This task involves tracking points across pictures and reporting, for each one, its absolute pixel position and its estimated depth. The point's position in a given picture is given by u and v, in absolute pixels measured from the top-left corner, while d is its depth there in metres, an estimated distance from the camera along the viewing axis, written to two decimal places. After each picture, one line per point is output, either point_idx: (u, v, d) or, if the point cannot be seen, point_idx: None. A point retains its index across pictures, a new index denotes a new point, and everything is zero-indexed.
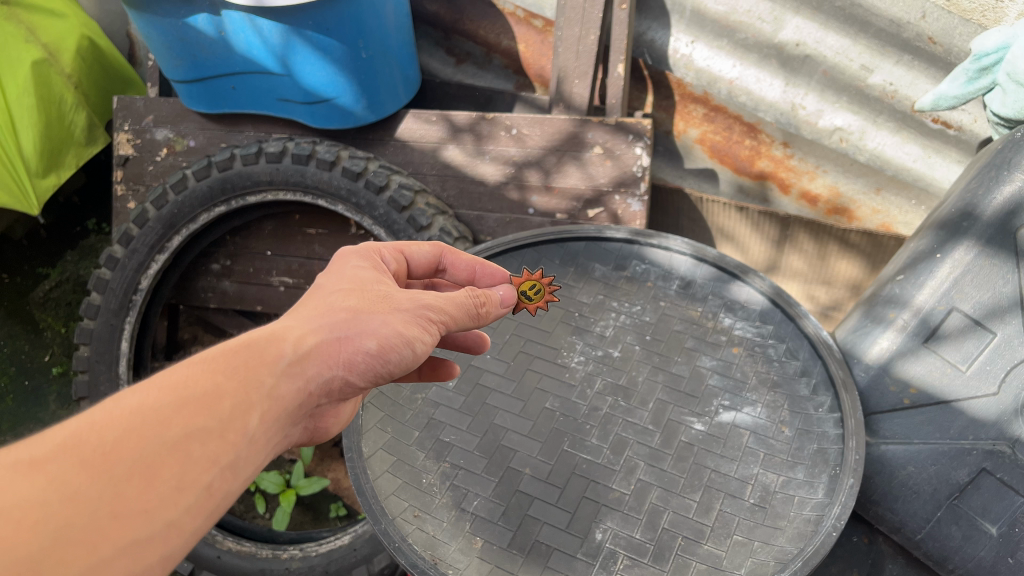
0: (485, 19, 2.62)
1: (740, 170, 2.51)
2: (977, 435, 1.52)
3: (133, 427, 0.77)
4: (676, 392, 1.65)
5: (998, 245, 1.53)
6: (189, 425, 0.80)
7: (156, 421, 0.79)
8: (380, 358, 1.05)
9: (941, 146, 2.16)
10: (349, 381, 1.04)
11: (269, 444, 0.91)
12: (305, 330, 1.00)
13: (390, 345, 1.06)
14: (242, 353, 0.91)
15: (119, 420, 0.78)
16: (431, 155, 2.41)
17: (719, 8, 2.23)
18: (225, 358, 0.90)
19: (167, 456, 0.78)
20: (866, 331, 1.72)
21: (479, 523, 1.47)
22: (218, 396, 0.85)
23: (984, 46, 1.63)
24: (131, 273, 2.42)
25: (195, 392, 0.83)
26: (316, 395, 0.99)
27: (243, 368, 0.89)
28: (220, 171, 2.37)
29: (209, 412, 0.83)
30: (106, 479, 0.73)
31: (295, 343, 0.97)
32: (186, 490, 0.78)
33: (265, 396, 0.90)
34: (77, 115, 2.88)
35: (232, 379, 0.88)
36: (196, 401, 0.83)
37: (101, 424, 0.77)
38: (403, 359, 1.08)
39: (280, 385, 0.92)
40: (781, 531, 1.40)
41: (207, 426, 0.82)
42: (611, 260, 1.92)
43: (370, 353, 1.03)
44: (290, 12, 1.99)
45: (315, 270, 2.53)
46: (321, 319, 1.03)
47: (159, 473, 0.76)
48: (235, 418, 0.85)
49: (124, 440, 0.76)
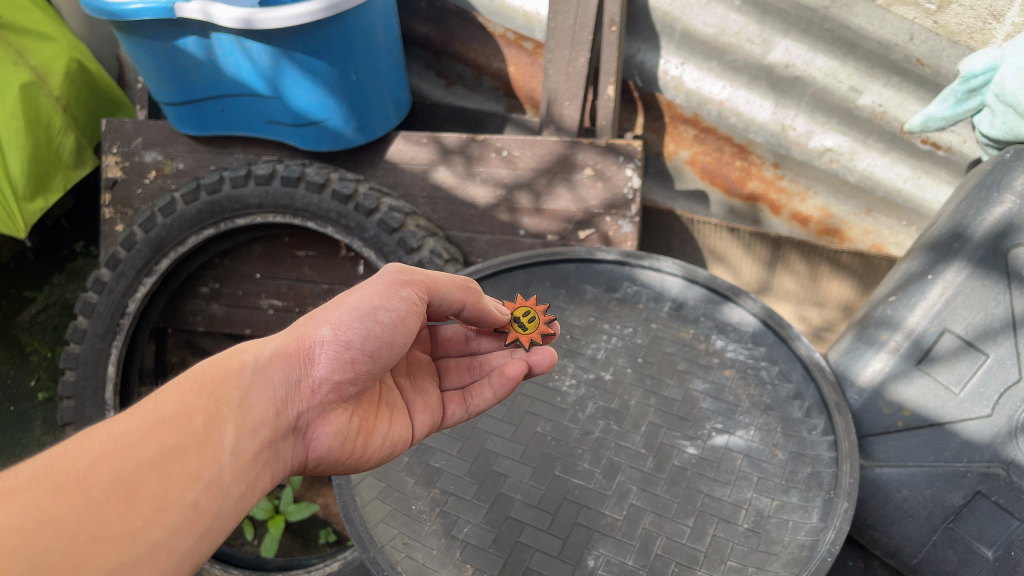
0: (475, 42, 2.62)
1: (731, 192, 2.51)
2: (971, 457, 1.51)
3: (110, 452, 0.90)
4: (669, 415, 1.63)
5: (989, 266, 1.54)
6: (163, 444, 0.94)
7: (131, 444, 0.92)
8: (339, 342, 1.14)
9: (931, 166, 2.16)
10: (320, 378, 1.13)
11: (251, 459, 1.03)
12: (265, 344, 1.14)
13: (350, 325, 1.15)
14: (207, 374, 1.05)
15: (96, 447, 0.91)
16: (421, 177, 2.40)
17: (708, 30, 2.24)
18: (192, 382, 1.04)
19: (143, 474, 0.90)
20: (859, 353, 1.70)
21: (470, 550, 1.45)
22: (188, 415, 0.98)
23: (972, 68, 1.63)
24: (118, 296, 2.39)
25: (165, 415, 0.97)
26: (292, 403, 1.11)
27: (208, 387, 1.03)
28: (209, 195, 2.36)
29: (180, 430, 0.96)
30: (86, 501, 0.85)
31: (256, 357, 1.11)
32: (171, 508, 0.90)
33: (235, 409, 1.03)
34: (65, 138, 2.87)
35: (199, 398, 1.01)
36: (166, 422, 0.96)
37: (78, 452, 0.89)
38: (370, 334, 1.16)
39: (247, 397, 1.06)
40: (776, 557, 1.39)
41: (181, 443, 0.95)
42: (602, 282, 1.91)
43: (327, 341, 1.14)
44: (279, 34, 1.99)
45: (305, 293, 2.52)
46: (283, 332, 1.17)
47: (138, 492, 0.89)
48: (207, 433, 0.98)
49: (100, 464, 0.89)
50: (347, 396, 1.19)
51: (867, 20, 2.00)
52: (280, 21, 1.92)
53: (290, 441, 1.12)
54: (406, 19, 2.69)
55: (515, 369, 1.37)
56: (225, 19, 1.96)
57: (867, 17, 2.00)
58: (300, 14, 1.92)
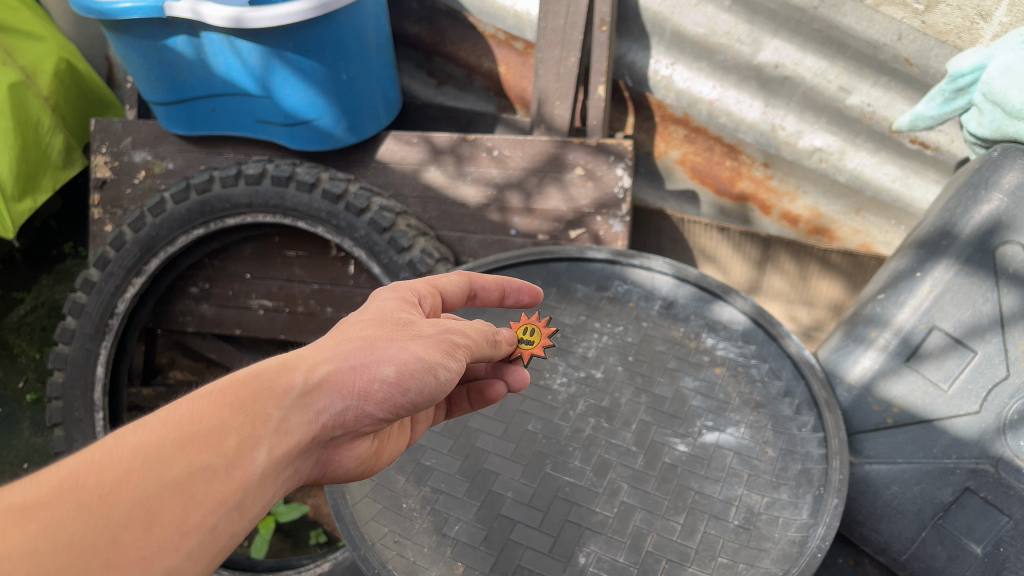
0: (466, 42, 2.63)
1: (721, 191, 2.51)
2: (960, 453, 1.52)
3: (135, 466, 0.77)
4: (660, 413, 1.63)
5: (977, 264, 1.56)
6: (192, 463, 0.79)
7: (157, 460, 0.78)
8: (398, 387, 0.99)
9: (919, 166, 2.18)
10: (366, 412, 0.99)
11: (276, 481, 0.89)
12: (318, 358, 0.97)
13: (410, 371, 1.00)
14: (250, 384, 0.89)
15: (122, 457, 0.77)
16: (412, 177, 2.40)
17: (698, 30, 2.24)
18: (234, 389, 0.88)
19: (168, 497, 0.77)
20: (848, 351, 1.70)
21: (461, 548, 1.45)
22: (223, 432, 0.83)
23: (960, 67, 1.64)
24: (107, 296, 2.38)
25: (200, 427, 0.82)
26: (328, 429, 0.95)
27: (247, 403, 0.87)
28: (199, 194, 2.35)
29: (213, 448, 0.82)
30: (102, 526, 0.72)
31: (308, 373, 0.94)
32: (188, 533, 0.77)
33: (275, 431, 0.87)
34: (53, 138, 2.86)
35: (238, 414, 0.85)
36: (200, 437, 0.82)
37: (99, 465, 0.76)
38: (426, 387, 1.02)
39: (290, 418, 0.89)
40: (767, 553, 1.39)
41: (211, 464, 0.81)
42: (593, 280, 1.91)
43: (388, 382, 0.98)
44: (270, 34, 1.99)
45: (295, 293, 2.51)
46: (336, 348, 0.99)
47: (159, 516, 0.75)
48: (240, 455, 0.83)
49: (123, 482, 0.75)
50: (377, 426, 1.05)
51: (856, 20, 2.02)
52: (271, 21, 1.92)
53: (311, 461, 0.97)
54: (397, 19, 2.69)
55: (496, 393, 1.35)
56: (215, 19, 1.95)
57: (855, 18, 2.01)
58: (290, 13, 1.92)
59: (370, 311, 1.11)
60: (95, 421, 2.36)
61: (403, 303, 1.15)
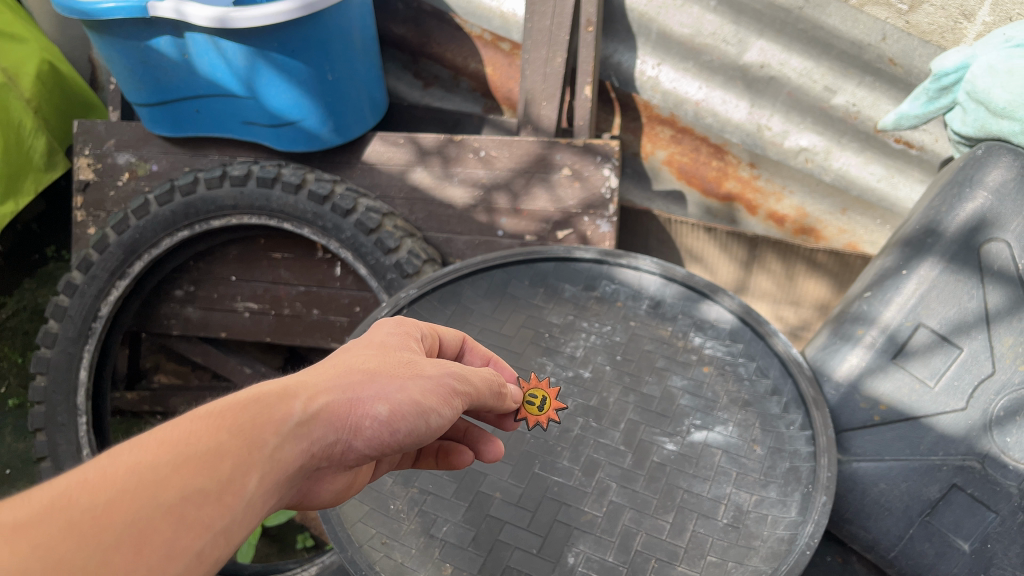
0: (452, 42, 2.62)
1: (707, 192, 2.52)
2: (947, 450, 1.52)
3: (128, 487, 0.69)
4: (648, 412, 1.63)
5: (962, 261, 1.57)
6: (186, 486, 0.72)
7: (151, 481, 0.70)
8: (392, 426, 0.94)
9: (904, 165, 2.19)
10: (357, 448, 0.93)
11: (266, 511, 0.81)
12: (318, 385, 0.90)
13: (405, 413, 0.96)
14: (250, 406, 0.81)
15: (114, 477, 0.70)
16: (398, 178, 2.39)
17: (684, 30, 2.25)
18: (232, 410, 0.80)
19: (160, 520, 0.69)
20: (836, 349, 1.69)
21: (449, 549, 1.44)
22: (219, 455, 0.76)
23: (944, 66, 1.65)
24: (90, 299, 2.35)
25: (197, 448, 0.75)
26: (318, 461, 0.88)
27: (247, 426, 0.79)
28: (184, 196, 2.33)
29: (208, 471, 0.74)
30: (90, 548, 0.65)
31: (308, 401, 0.87)
32: (174, 561, 0.70)
33: (269, 457, 0.80)
34: (36, 140, 2.82)
35: (237, 437, 0.78)
36: (195, 459, 0.74)
37: (90, 484, 0.68)
38: (415, 430, 0.98)
39: (286, 447, 0.82)
40: (755, 551, 1.39)
41: (205, 488, 0.73)
42: (581, 280, 1.91)
43: (381, 420, 0.93)
44: (254, 34, 1.98)
45: (281, 295, 2.50)
46: (337, 378, 0.93)
47: (148, 539, 0.68)
48: (234, 480, 0.76)
49: (115, 503, 0.68)
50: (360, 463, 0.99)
51: (840, 20, 2.03)
52: (256, 21, 1.91)
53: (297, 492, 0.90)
54: (383, 20, 2.68)
55: (462, 462, 1.32)
56: (199, 18, 1.94)
57: (840, 18, 2.03)
58: (275, 13, 1.91)
59: (369, 345, 1.06)
60: (78, 425, 2.33)
61: (403, 342, 1.11)
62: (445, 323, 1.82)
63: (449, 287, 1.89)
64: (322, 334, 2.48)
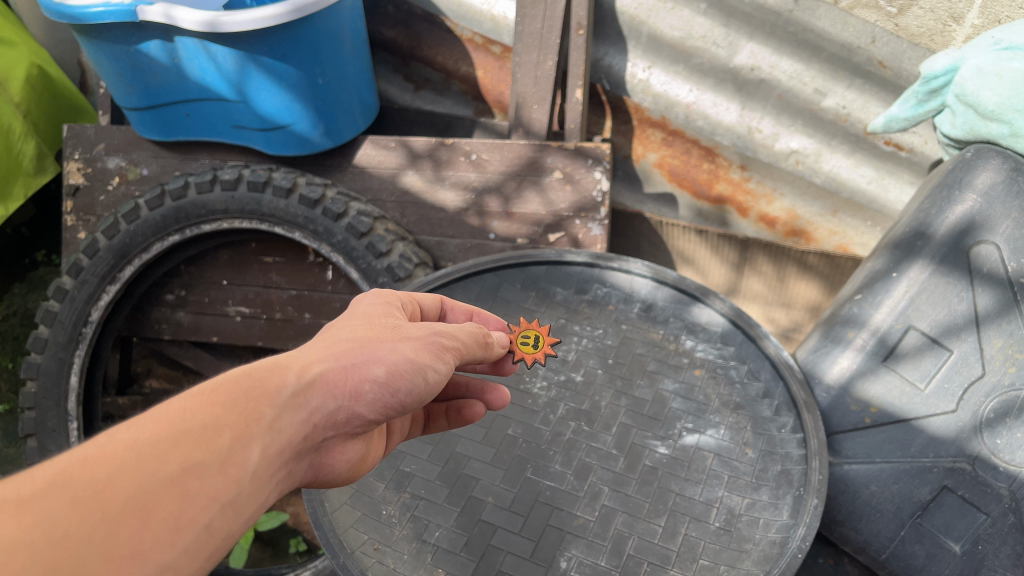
0: (443, 45, 2.62)
1: (698, 195, 2.51)
2: (937, 452, 1.53)
3: (128, 461, 0.67)
4: (639, 415, 1.63)
5: (951, 264, 1.57)
6: (188, 458, 0.70)
7: (151, 454, 0.68)
8: (386, 387, 0.94)
9: (893, 167, 2.20)
10: (356, 414, 0.92)
11: (270, 483, 0.79)
12: (308, 358, 0.89)
13: (399, 372, 0.96)
14: (243, 382, 0.80)
15: (113, 453, 0.68)
16: (390, 181, 2.39)
17: (675, 33, 2.25)
18: (226, 386, 0.79)
19: (165, 493, 0.68)
20: (826, 351, 1.70)
21: (442, 554, 1.43)
22: (217, 428, 0.74)
23: (932, 68, 1.66)
24: (81, 304, 2.34)
25: (194, 423, 0.73)
26: (319, 431, 0.87)
27: (244, 398, 0.78)
28: (174, 200, 2.33)
29: (208, 444, 0.73)
30: (98, 521, 0.63)
31: (300, 372, 0.86)
32: (183, 531, 0.68)
33: (269, 429, 0.79)
34: (25, 144, 2.81)
35: (232, 410, 0.76)
36: (194, 432, 0.72)
37: (87, 462, 0.66)
38: (411, 389, 0.97)
39: (284, 417, 0.81)
40: (747, 554, 1.39)
41: (207, 459, 0.72)
42: (572, 284, 1.91)
43: (376, 383, 0.93)
44: (245, 38, 1.97)
45: (272, 299, 2.49)
46: (325, 350, 0.92)
47: (157, 510, 0.67)
48: (235, 451, 0.74)
49: (119, 476, 0.66)
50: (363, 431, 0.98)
51: (830, 23, 2.04)
52: (246, 25, 1.91)
53: (301, 466, 0.88)
54: (373, 23, 2.68)
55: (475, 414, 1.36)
56: (189, 22, 1.94)
57: (830, 21, 2.03)
58: (265, 17, 1.91)
59: (354, 314, 1.05)
60: (69, 430, 2.31)
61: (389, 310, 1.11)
62: None
63: (440, 291, 1.88)
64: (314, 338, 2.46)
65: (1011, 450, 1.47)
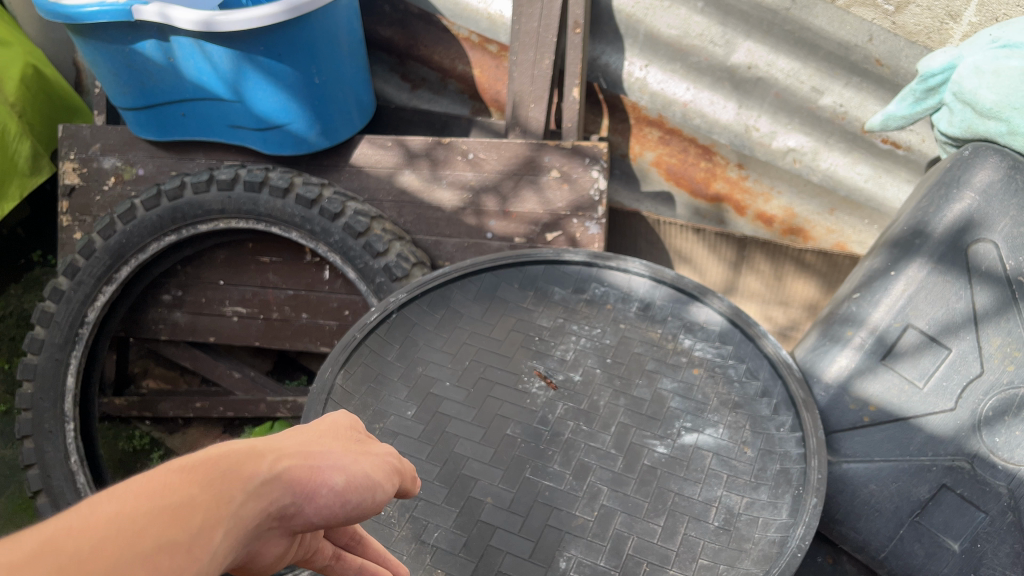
0: (439, 45, 2.62)
1: (695, 193, 2.51)
2: (936, 451, 1.53)
3: (91, 548, 0.50)
4: (638, 415, 1.63)
5: (950, 262, 1.57)
6: (146, 553, 0.52)
7: (111, 541, 0.51)
8: (346, 502, 0.71)
9: (891, 165, 2.21)
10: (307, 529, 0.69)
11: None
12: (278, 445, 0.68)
13: (358, 485, 0.73)
14: (219, 457, 0.61)
15: (71, 535, 0.50)
16: (387, 181, 2.39)
17: (672, 32, 2.27)
18: (198, 462, 0.60)
19: None
20: (824, 350, 1.69)
21: (441, 555, 1.42)
22: (191, 512, 0.56)
23: (930, 66, 1.67)
24: (77, 305, 2.32)
25: (166, 504, 0.55)
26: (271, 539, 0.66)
27: (216, 479, 0.59)
28: (171, 200, 2.32)
29: (178, 533, 0.54)
30: None
31: (273, 461, 0.66)
32: None
33: (239, 520, 0.59)
34: (20, 143, 2.79)
35: (211, 490, 0.58)
36: (164, 517, 0.54)
37: (49, 540, 0.49)
38: (364, 509, 0.74)
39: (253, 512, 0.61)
40: (747, 554, 1.39)
41: (167, 554, 0.53)
42: (570, 283, 1.90)
43: (337, 491, 0.70)
44: (240, 37, 1.97)
45: (270, 299, 2.48)
46: (293, 438, 0.71)
47: None
48: (202, 543, 0.56)
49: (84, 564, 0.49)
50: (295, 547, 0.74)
51: (827, 21, 2.07)
52: (241, 24, 1.91)
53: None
54: (369, 23, 2.68)
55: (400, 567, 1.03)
56: (184, 21, 1.94)
57: (826, 19, 2.07)
58: (260, 16, 1.91)
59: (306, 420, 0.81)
60: (66, 432, 2.29)
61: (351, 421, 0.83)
62: (435, 327, 1.82)
63: (438, 291, 1.89)
64: (312, 338, 2.47)
65: (1010, 448, 1.47)
